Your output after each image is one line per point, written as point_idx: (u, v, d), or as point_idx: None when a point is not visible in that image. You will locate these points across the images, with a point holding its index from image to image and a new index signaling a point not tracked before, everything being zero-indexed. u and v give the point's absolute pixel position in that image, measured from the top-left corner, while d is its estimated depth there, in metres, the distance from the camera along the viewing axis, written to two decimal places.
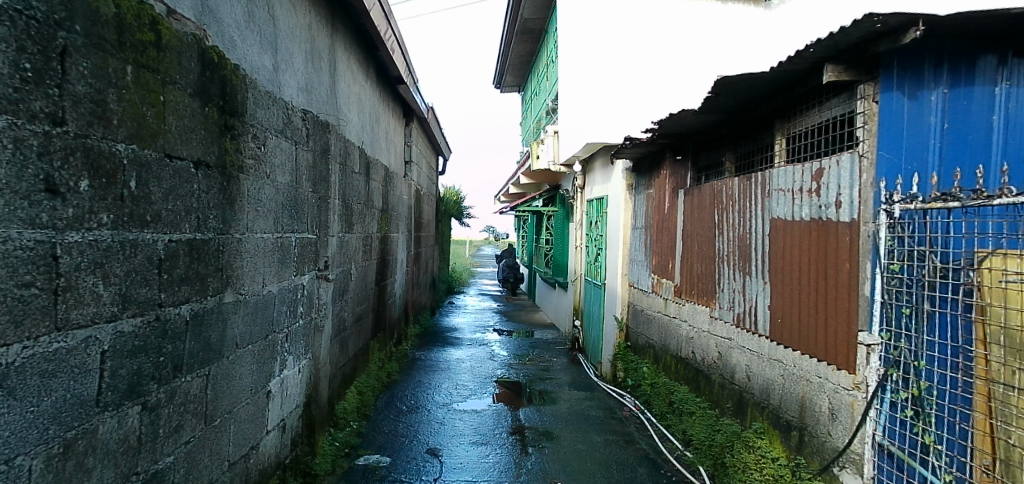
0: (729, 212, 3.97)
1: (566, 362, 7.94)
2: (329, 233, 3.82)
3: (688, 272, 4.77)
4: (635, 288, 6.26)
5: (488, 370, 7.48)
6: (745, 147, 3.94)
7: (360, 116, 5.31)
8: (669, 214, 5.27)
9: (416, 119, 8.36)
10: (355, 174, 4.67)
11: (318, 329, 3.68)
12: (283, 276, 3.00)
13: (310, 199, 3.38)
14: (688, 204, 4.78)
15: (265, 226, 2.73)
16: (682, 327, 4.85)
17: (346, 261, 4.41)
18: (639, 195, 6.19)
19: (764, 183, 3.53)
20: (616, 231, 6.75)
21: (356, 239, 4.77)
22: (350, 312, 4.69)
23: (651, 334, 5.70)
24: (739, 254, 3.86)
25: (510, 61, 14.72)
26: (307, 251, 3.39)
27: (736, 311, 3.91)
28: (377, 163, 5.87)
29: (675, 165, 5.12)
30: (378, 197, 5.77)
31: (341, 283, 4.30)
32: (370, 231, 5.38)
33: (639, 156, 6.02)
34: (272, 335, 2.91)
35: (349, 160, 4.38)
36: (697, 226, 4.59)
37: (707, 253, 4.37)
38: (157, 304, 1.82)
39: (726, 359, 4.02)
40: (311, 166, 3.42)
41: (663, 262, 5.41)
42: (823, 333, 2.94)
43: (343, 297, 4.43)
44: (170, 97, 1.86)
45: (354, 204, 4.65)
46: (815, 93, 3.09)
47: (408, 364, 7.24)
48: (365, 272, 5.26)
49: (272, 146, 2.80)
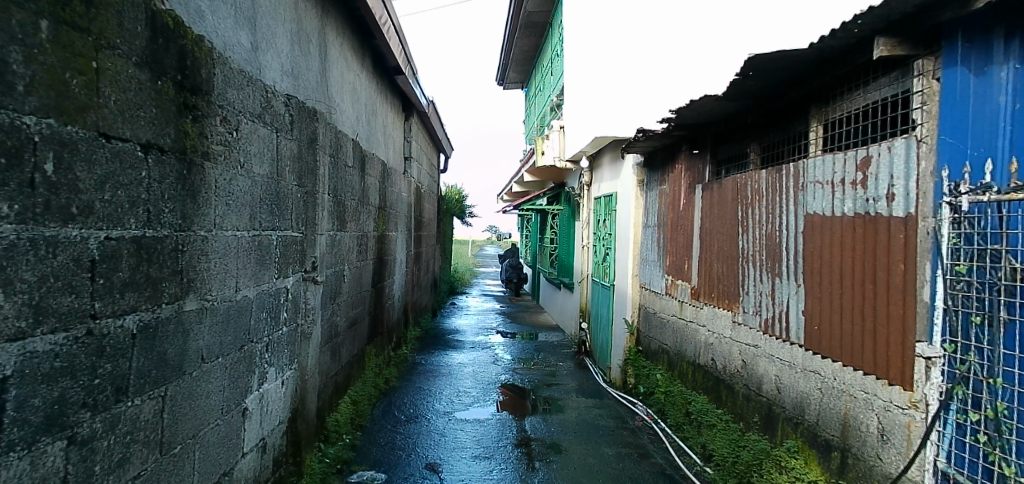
0: (756, 208, 3.64)
1: (573, 367, 7.61)
2: (319, 231, 3.50)
3: (706, 273, 4.44)
4: (647, 290, 5.93)
5: (492, 375, 7.15)
6: (773, 136, 3.62)
7: (355, 107, 5.00)
8: (685, 211, 4.94)
9: (416, 113, 8.04)
10: (348, 167, 4.35)
11: (306, 337, 3.35)
12: (262, 279, 2.68)
13: (294, 193, 3.06)
14: (707, 199, 4.44)
15: (239, 222, 2.41)
16: (701, 332, 4.52)
17: (338, 262, 4.08)
18: (651, 192, 5.85)
19: (797, 176, 3.20)
20: (625, 230, 6.42)
21: (349, 239, 4.45)
22: (343, 316, 4.36)
23: (665, 338, 5.36)
24: (767, 253, 3.53)
25: (513, 57, 14.40)
26: (291, 251, 3.07)
27: (763, 316, 3.58)
28: (374, 158, 5.55)
29: (692, 158, 4.79)
30: (375, 194, 5.44)
31: (332, 284, 3.98)
32: (366, 230, 5.05)
33: (651, 150, 5.70)
34: (249, 345, 2.59)
35: (340, 152, 4.05)
36: (717, 222, 4.25)
37: (729, 252, 4.04)
38: (90, 315, 1.48)
39: (753, 368, 3.69)
40: (296, 157, 3.09)
41: (678, 262, 5.07)
42: (871, 343, 2.61)
43: (335, 300, 4.11)
44: (108, 64, 1.53)
45: (347, 199, 4.33)
46: (858, 73, 2.76)
47: (407, 369, 6.92)
48: (361, 273, 4.94)
49: (247, 131, 2.47)
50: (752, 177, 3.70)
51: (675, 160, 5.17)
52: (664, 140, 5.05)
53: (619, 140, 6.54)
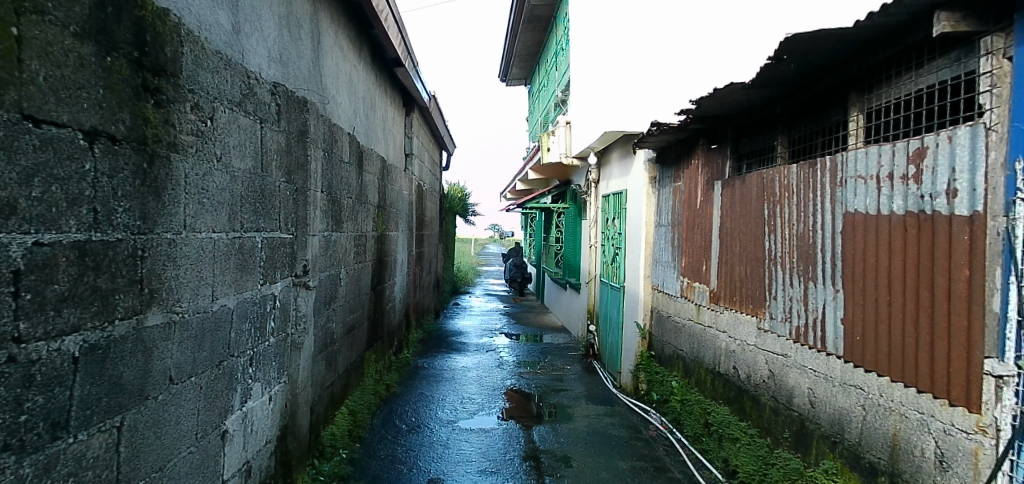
0: (786, 206, 3.36)
1: (581, 371, 7.33)
2: (312, 231, 3.23)
3: (727, 275, 4.16)
4: (660, 292, 5.65)
5: (497, 380, 6.87)
6: (803, 128, 3.34)
7: (352, 100, 4.73)
8: (701, 209, 4.67)
9: (417, 109, 7.75)
10: (344, 164, 4.06)
11: (297, 347, 3.08)
12: (244, 285, 2.40)
13: (282, 190, 2.78)
14: (727, 197, 4.17)
15: (215, 222, 2.13)
16: (722, 338, 4.24)
17: (333, 264, 3.80)
18: (665, 189, 5.56)
19: (834, 171, 2.93)
20: (636, 229, 6.14)
21: (346, 240, 4.18)
22: (340, 322, 4.09)
23: (681, 344, 5.08)
24: (799, 256, 3.25)
25: (516, 53, 14.13)
26: (279, 254, 2.79)
27: (795, 323, 3.31)
28: (373, 155, 5.29)
29: (710, 154, 4.52)
30: (374, 192, 5.16)
31: (327, 288, 3.71)
32: (364, 230, 4.77)
33: (664, 145, 5.43)
34: (229, 359, 2.31)
35: (335, 147, 3.77)
36: (740, 221, 3.97)
37: (754, 254, 3.77)
38: (11, 339, 1.21)
39: (783, 379, 3.42)
40: (284, 151, 2.81)
41: (695, 264, 4.79)
42: (928, 357, 2.33)
43: (331, 305, 3.83)
44: (35, 33, 1.25)
45: (343, 197, 4.06)
46: (908, 55, 2.49)
47: (409, 374, 6.64)
48: (359, 276, 4.67)
49: (225, 119, 2.19)
50: (782, 172, 3.42)
51: (690, 156, 4.90)
52: (679, 134, 4.78)
53: (629, 135, 6.26)
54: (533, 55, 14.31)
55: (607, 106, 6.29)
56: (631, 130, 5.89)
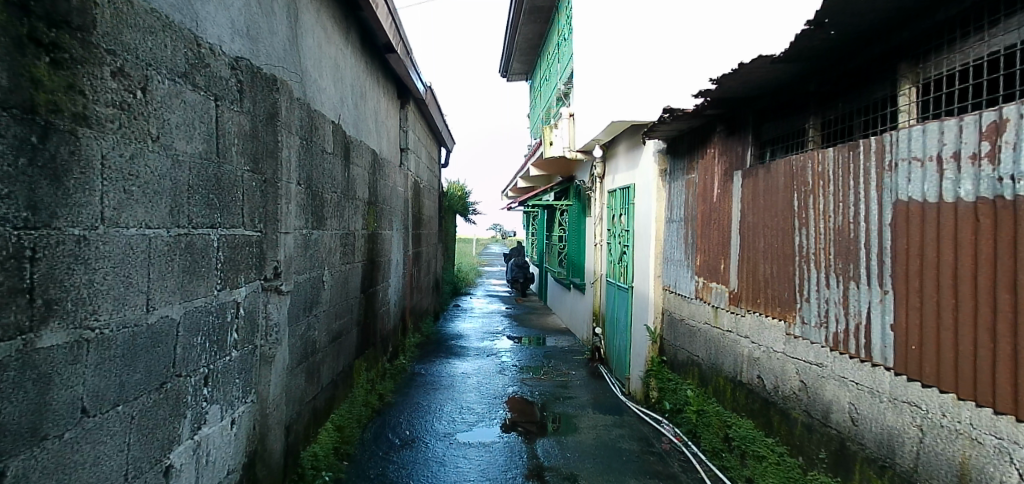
0: (822, 197, 2.98)
1: (587, 377, 6.95)
2: (287, 227, 2.85)
3: (750, 275, 3.79)
4: (672, 293, 5.27)
5: (498, 387, 6.49)
6: (840, 107, 2.98)
7: (338, 87, 4.37)
8: (719, 202, 4.29)
9: (412, 101, 7.39)
10: (327, 154, 3.69)
11: (268, 361, 2.71)
12: (194, 292, 2.02)
13: (245, 181, 2.41)
14: (749, 188, 3.80)
15: (151, 216, 1.74)
16: (745, 345, 3.85)
17: (313, 266, 3.43)
18: (678, 183, 5.18)
19: (882, 154, 2.56)
20: (645, 225, 5.78)
21: (330, 238, 3.80)
22: (324, 330, 3.72)
23: (696, 349, 4.70)
24: (838, 253, 2.87)
25: (517, 47, 13.77)
26: (242, 254, 2.41)
27: (831, 329, 2.93)
28: (363, 148, 4.93)
29: (728, 142, 4.17)
30: (363, 186, 4.79)
31: (307, 292, 3.32)
32: (351, 228, 4.40)
33: (676, 135, 5.09)
34: (174, 381, 1.93)
35: (315, 135, 3.40)
36: (765, 215, 3.60)
37: (782, 251, 3.40)
38: None
39: (818, 392, 3.03)
40: (247, 136, 2.43)
41: (711, 262, 4.41)
42: (1009, 371, 1.96)
43: (312, 311, 3.46)
44: None
45: (326, 192, 3.67)
46: (976, 13, 2.13)
47: (405, 382, 6.27)
48: (347, 278, 4.30)
49: (164, 91, 1.80)
50: (816, 158, 3.05)
51: (705, 145, 4.55)
52: (694, 120, 4.43)
53: (637, 125, 5.89)
54: (535, 48, 13.96)
55: (614, 95, 5.90)
56: (639, 119, 5.50)
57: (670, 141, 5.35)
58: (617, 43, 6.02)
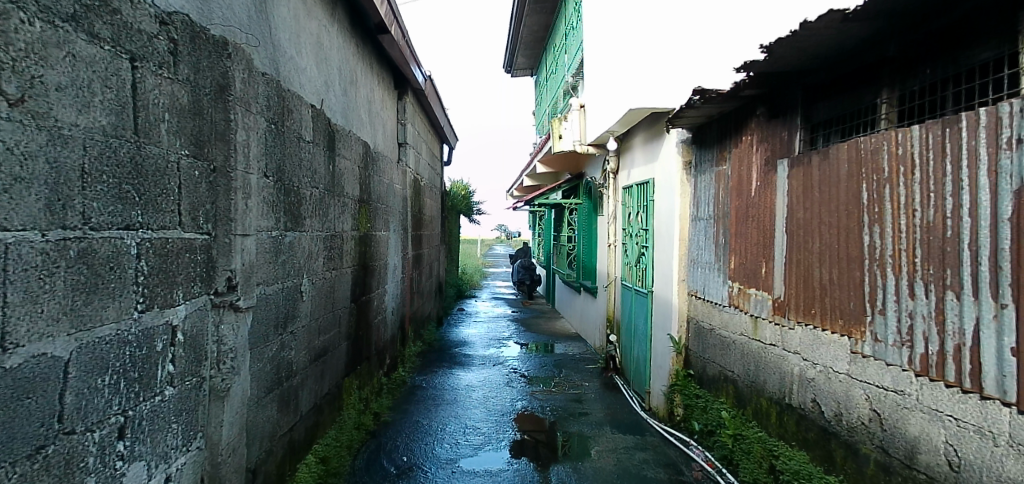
0: (903, 187, 2.45)
1: (601, 389, 6.41)
2: (247, 228, 2.30)
3: (803, 280, 3.26)
4: (700, 299, 4.74)
5: (505, 401, 5.95)
6: (924, 75, 2.45)
7: (322, 68, 3.83)
8: (759, 197, 3.77)
9: (411, 92, 6.86)
10: (306, 143, 3.16)
11: (226, 395, 2.19)
12: (96, 316, 1.47)
13: (182, 169, 1.86)
14: (801, 180, 3.27)
15: (5, 210, 1.21)
16: (795, 363, 3.35)
17: (288, 274, 2.91)
18: (706, 177, 4.64)
19: (995, 129, 2.01)
20: (667, 223, 5.23)
21: (310, 241, 3.26)
22: (303, 348, 3.18)
23: (731, 364, 4.17)
24: (928, 256, 2.33)
25: (521, 40, 13.24)
26: (179, 264, 1.87)
27: (916, 348, 2.40)
28: (353, 139, 4.40)
29: (772, 126, 3.64)
30: (353, 182, 4.25)
31: (278, 307, 2.78)
32: (339, 229, 3.87)
33: (704, 121, 4.56)
34: (61, 442, 1.37)
35: (287, 120, 2.87)
36: (823, 210, 3.08)
37: (846, 254, 2.87)
38: None
39: (899, 426, 2.51)
40: (185, 111, 1.88)
41: (750, 264, 3.89)
42: None
43: (287, 329, 2.93)
44: None
45: (304, 186, 3.13)
46: None
47: (404, 397, 5.74)
48: (334, 286, 3.77)
49: (31, 36, 1.27)
50: (895, 140, 2.51)
51: (741, 131, 4.03)
52: (728, 103, 3.92)
53: (657, 114, 5.34)
54: (540, 41, 13.41)
55: (631, 81, 5.35)
56: (660, 107, 4.94)
57: (696, 129, 4.81)
58: (633, 23, 5.48)
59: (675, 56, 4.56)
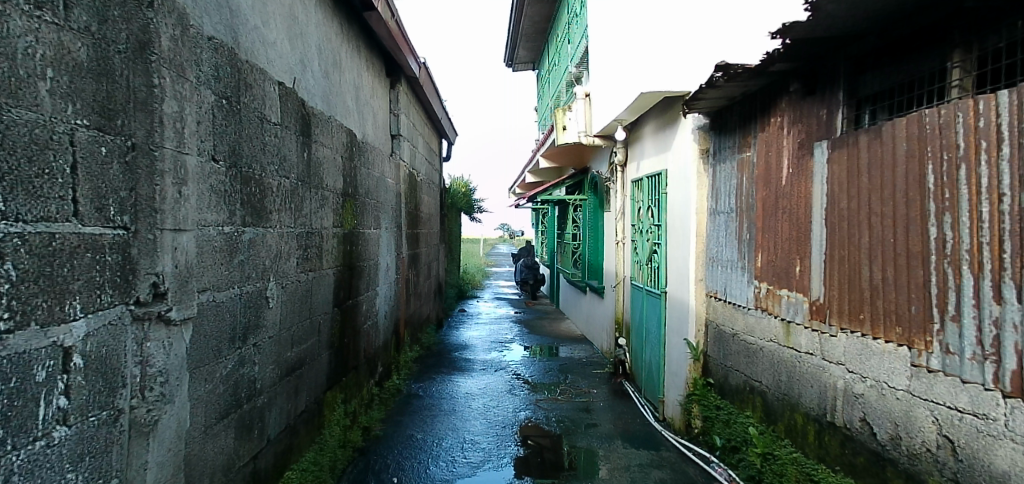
0: (987, 171, 2.09)
1: (610, 397, 5.98)
2: (184, 221, 1.87)
3: (848, 280, 2.88)
4: (720, 301, 4.34)
5: (507, 411, 5.52)
6: (1014, 28, 2.06)
7: (296, 44, 3.39)
8: (792, 186, 3.38)
9: (404, 80, 6.43)
10: (271, 126, 2.73)
11: (158, 427, 1.77)
12: None
13: (76, 143, 1.43)
14: (846, 166, 2.89)
15: None
16: (838, 375, 2.97)
17: (249, 277, 2.49)
18: (727, 166, 4.21)
19: None
20: (682, 218, 4.81)
21: (279, 238, 2.83)
22: (272, 362, 2.77)
23: (759, 374, 3.77)
24: (1021, 251, 1.98)
25: (523, 31, 12.77)
26: (76, 267, 1.43)
27: (1004, 361, 2.04)
28: (336, 125, 3.98)
29: (807, 104, 3.23)
30: (335, 173, 3.82)
31: (234, 316, 2.35)
32: (317, 224, 3.45)
33: (724, 105, 4.17)
34: None
35: (244, 96, 2.44)
36: (874, 199, 2.70)
37: (905, 249, 2.49)
38: None
39: (980, 458, 2.12)
40: (80, 68, 1.44)
41: (781, 262, 3.51)
42: None
43: (249, 340, 2.52)
44: None
45: (269, 173, 2.69)
46: None
47: (398, 408, 5.30)
48: (312, 289, 3.34)
49: None
50: (973, 110, 2.14)
51: (769, 112, 3.62)
52: (755, 81, 3.53)
53: (671, 99, 4.93)
54: (543, 32, 12.93)
55: (641, 64, 4.93)
56: (675, 90, 4.51)
57: (714, 114, 4.40)
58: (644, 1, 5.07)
59: (692, 31, 4.12)
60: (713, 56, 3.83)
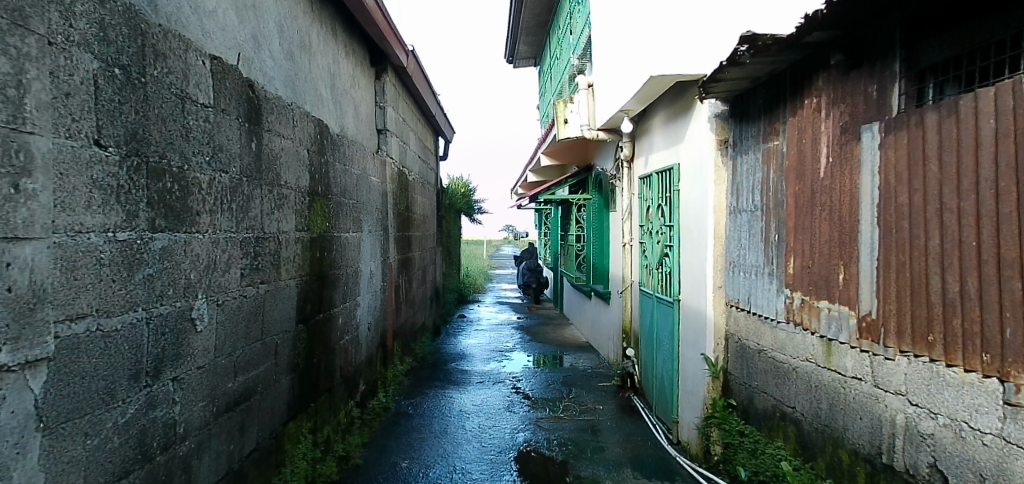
0: None
1: (619, 415, 5.45)
2: (24, 226, 1.37)
3: (910, 293, 2.35)
4: (742, 312, 3.81)
5: (504, 432, 5.00)
6: None
7: (248, 17, 2.88)
8: (833, 178, 2.85)
9: (390, 69, 5.91)
10: (200, 109, 2.22)
11: None
12: None
13: None
14: (905, 153, 2.36)
15: None
16: (896, 408, 2.45)
17: (165, 295, 1.98)
18: (750, 158, 3.68)
19: None
20: (697, 218, 4.28)
21: (210, 244, 2.31)
22: (206, 398, 2.27)
23: (791, 399, 3.25)
24: None
25: (523, 23, 12.25)
26: None
27: None
28: (301, 116, 3.47)
29: (850, 79, 2.71)
30: (298, 168, 3.32)
31: (138, 348, 1.83)
32: (273, 228, 2.95)
33: (747, 87, 3.64)
34: None
35: (155, 68, 1.93)
36: (945, 192, 2.17)
37: (994, 255, 1.97)
38: None
39: None
40: None
41: (819, 269, 2.98)
42: None
43: (169, 374, 2.01)
44: None
45: (194, 165, 2.17)
46: None
47: (383, 431, 4.79)
48: (264, 305, 2.82)
49: None
50: None
51: (803, 92, 3.10)
52: (786, 55, 3.00)
53: (684, 84, 4.40)
54: (544, 25, 12.40)
55: (650, 45, 4.41)
56: (688, 74, 3.99)
57: (734, 98, 3.87)
58: None
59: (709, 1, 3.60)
60: (730, 29, 3.31)
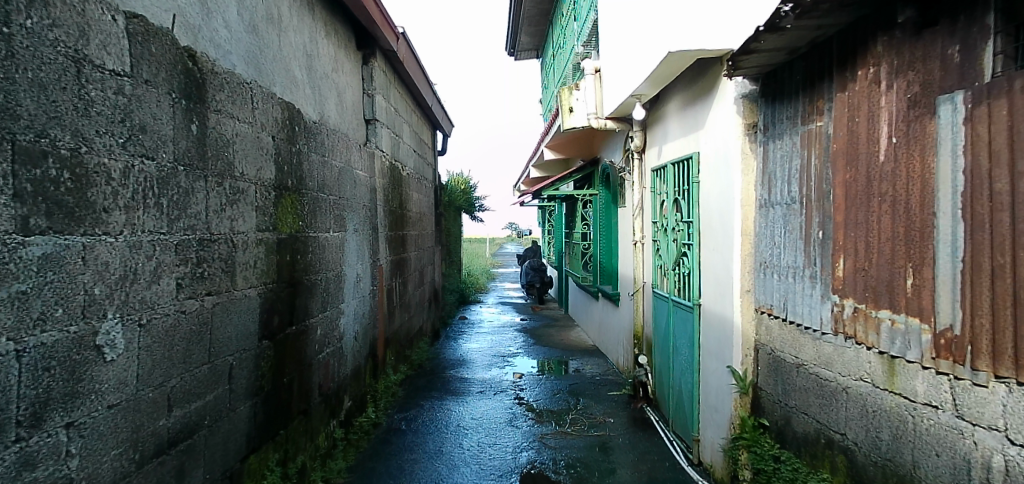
0: None
1: (631, 430, 4.97)
2: None
3: (1012, 304, 1.86)
4: (776, 319, 3.32)
5: (504, 450, 4.52)
6: None
7: None
8: (898, 162, 2.35)
9: (380, 54, 5.44)
10: (110, 79, 1.74)
11: None
12: None
13: None
14: (1006, 127, 1.86)
15: None
16: (990, 447, 1.95)
17: (50, 318, 1.51)
18: (785, 142, 3.19)
19: None
20: (722, 213, 3.79)
21: (128, 249, 1.83)
22: (122, 442, 1.80)
23: (840, 424, 2.76)
24: None
25: (523, 13, 11.77)
26: None
27: None
28: (267, 100, 3.00)
29: (922, 41, 2.22)
30: (260, 157, 2.85)
31: (1, 392, 1.37)
32: (225, 228, 2.48)
33: (783, 61, 3.14)
34: None
35: (32, 19, 1.46)
36: None
37: None
38: None
39: None
40: None
41: (879, 272, 2.49)
42: None
43: (58, 420, 1.54)
44: None
45: (98, 149, 1.69)
46: None
47: (372, 452, 4.33)
48: (212, 321, 2.35)
49: None
50: None
51: (857, 62, 2.60)
52: (839, 15, 2.51)
53: (706, 62, 3.90)
54: (545, 14, 11.91)
55: (667, 19, 3.91)
56: (712, 49, 3.50)
57: (766, 75, 3.37)
58: None
59: None
60: None
